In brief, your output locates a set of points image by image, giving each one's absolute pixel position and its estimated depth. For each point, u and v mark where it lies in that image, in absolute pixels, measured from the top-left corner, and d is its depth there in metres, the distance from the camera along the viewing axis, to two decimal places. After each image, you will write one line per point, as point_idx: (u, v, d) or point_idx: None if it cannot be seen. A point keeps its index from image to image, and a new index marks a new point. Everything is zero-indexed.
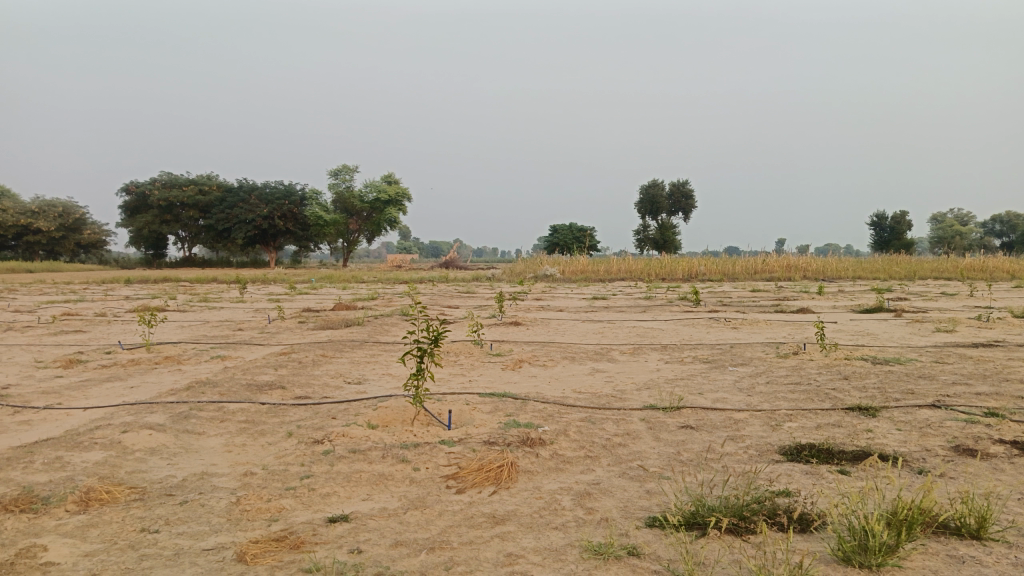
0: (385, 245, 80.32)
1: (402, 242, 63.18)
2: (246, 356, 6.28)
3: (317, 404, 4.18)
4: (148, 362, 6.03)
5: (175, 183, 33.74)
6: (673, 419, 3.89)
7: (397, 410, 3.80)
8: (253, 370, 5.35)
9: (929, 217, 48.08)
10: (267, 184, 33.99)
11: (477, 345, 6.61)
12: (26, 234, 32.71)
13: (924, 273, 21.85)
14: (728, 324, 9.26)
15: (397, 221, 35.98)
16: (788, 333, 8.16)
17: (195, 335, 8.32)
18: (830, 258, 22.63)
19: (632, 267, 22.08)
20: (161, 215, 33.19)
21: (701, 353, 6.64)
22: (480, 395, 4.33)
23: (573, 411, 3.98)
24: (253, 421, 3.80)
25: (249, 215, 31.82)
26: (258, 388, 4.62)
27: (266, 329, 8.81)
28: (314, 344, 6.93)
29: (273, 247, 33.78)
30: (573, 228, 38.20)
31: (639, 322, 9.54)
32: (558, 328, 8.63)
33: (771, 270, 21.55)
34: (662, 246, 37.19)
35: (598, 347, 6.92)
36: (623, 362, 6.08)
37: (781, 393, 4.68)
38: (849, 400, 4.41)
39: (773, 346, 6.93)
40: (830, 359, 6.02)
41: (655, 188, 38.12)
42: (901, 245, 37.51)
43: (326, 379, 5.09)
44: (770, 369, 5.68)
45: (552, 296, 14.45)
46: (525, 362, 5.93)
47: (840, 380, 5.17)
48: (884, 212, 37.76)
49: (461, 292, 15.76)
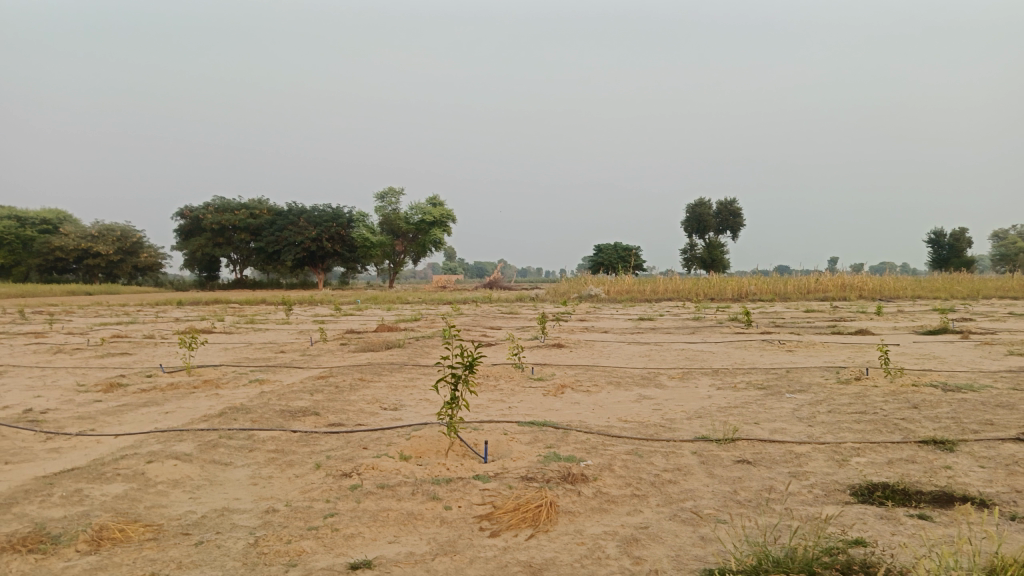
0: (431, 265, 80.87)
1: (448, 263, 63.54)
2: (284, 379, 6.18)
3: (349, 432, 4.02)
4: (186, 386, 5.97)
5: (227, 207, 34.51)
6: (727, 453, 3.60)
7: (431, 440, 3.59)
8: (289, 395, 5.23)
9: (989, 234, 46.22)
10: (315, 207, 34.53)
11: (519, 369, 6.39)
12: (87, 258, 33.78)
13: (988, 292, 20.86)
14: (782, 347, 8.84)
15: (442, 243, 36.12)
16: (847, 356, 7.72)
17: (236, 357, 8.30)
18: (887, 277, 21.80)
19: (679, 286, 21.59)
20: (214, 239, 33.96)
21: (755, 378, 6.29)
22: (519, 423, 4.10)
23: (618, 443, 3.73)
24: (282, 451, 3.64)
25: (297, 237, 32.31)
26: (292, 415, 4.48)
27: (307, 351, 8.75)
28: (352, 367, 6.81)
29: (320, 268, 34.20)
30: (619, 248, 37.76)
31: (687, 345, 9.20)
32: (602, 351, 8.35)
33: (824, 289, 20.85)
34: (710, 265, 36.48)
35: (645, 371, 6.63)
36: (672, 388, 5.78)
37: (845, 423, 4.34)
38: (921, 433, 4.05)
39: (832, 371, 6.53)
40: (895, 385, 5.62)
41: (701, 206, 37.52)
42: (960, 264, 36.08)
43: (362, 405, 4.93)
44: (831, 396, 5.31)
45: (596, 316, 14.14)
46: (567, 387, 5.69)
47: (908, 409, 4.79)
48: (942, 230, 36.43)
49: (504, 313, 15.56)
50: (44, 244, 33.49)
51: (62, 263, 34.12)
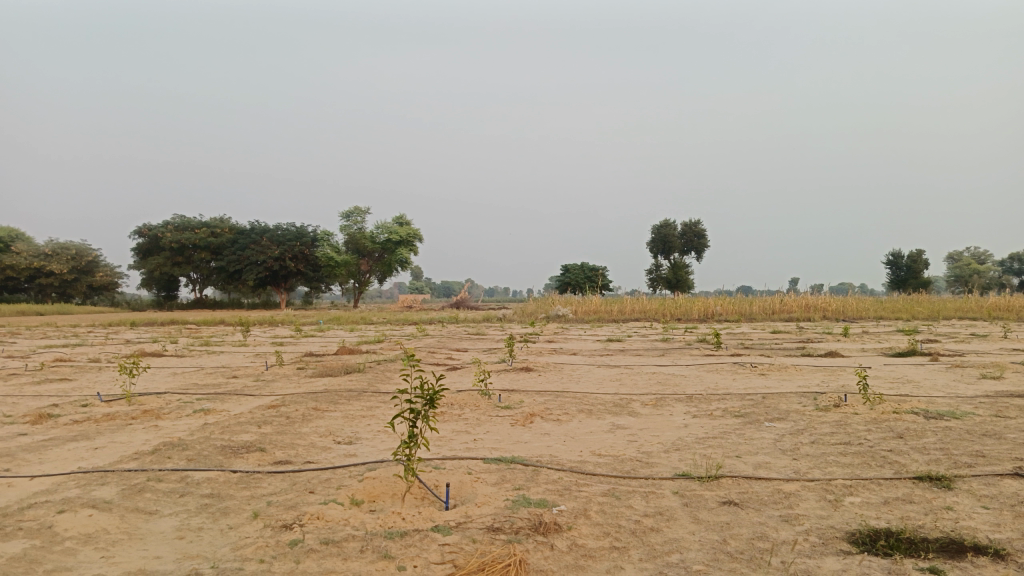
0: (397, 285, 80.04)
1: (415, 282, 63.02)
2: (232, 409, 5.73)
3: (297, 472, 3.63)
4: (123, 417, 5.49)
5: (187, 225, 33.66)
6: (711, 493, 3.29)
7: (387, 484, 3.23)
8: (235, 428, 4.80)
9: (945, 256, 47.23)
10: (279, 225, 33.87)
11: (484, 396, 6.03)
12: (39, 277, 32.60)
13: (948, 313, 21.11)
14: (755, 370, 8.62)
15: (408, 262, 35.65)
16: (822, 381, 7.50)
17: (185, 384, 7.79)
18: (850, 298, 21.97)
19: (646, 307, 21.46)
20: (173, 257, 33.05)
21: (731, 405, 6.02)
22: (485, 460, 3.76)
23: (592, 483, 3.41)
24: (218, 496, 3.24)
25: (260, 256, 31.58)
26: (233, 452, 4.07)
27: (262, 376, 8.28)
28: (307, 395, 6.38)
29: (284, 288, 33.48)
30: (586, 268, 37.70)
31: (659, 368, 8.94)
32: (572, 375, 8.05)
33: (789, 310, 20.92)
34: (675, 285, 36.59)
35: (618, 398, 6.32)
36: (646, 416, 5.48)
37: (832, 456, 4.07)
38: (914, 467, 3.79)
39: (809, 397, 6.29)
40: (876, 413, 5.39)
41: (667, 227, 37.74)
42: (917, 285, 36.73)
43: (314, 439, 4.53)
44: (812, 425, 5.06)
45: (564, 338, 13.86)
46: (536, 416, 5.35)
47: (894, 440, 4.54)
48: (900, 251, 37.10)
49: (471, 334, 15.19)
50: None
51: (13, 282, 32.87)
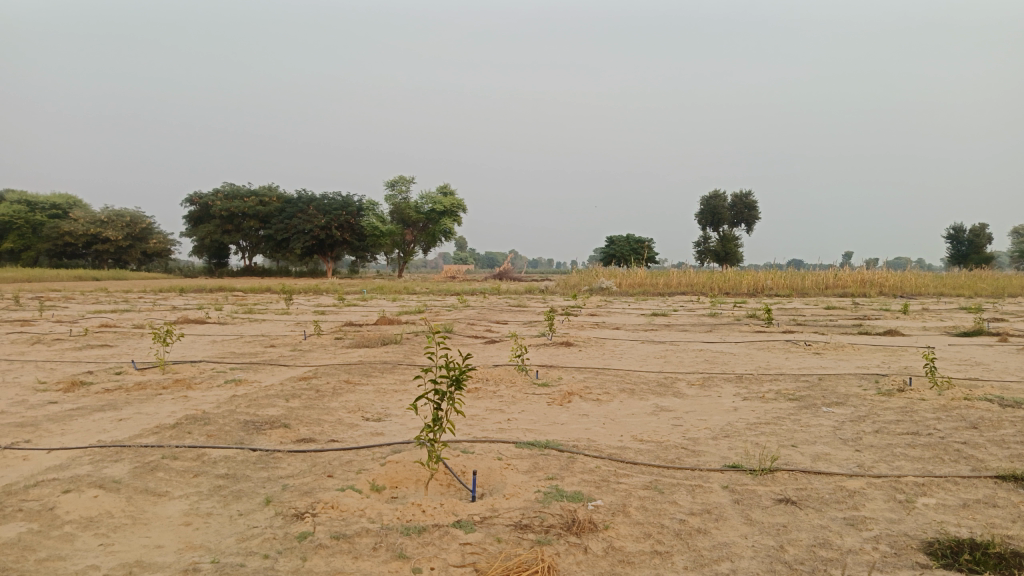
0: (442, 255, 80.22)
1: (459, 253, 63.03)
2: (263, 381, 5.60)
3: (318, 452, 3.43)
4: (154, 386, 5.40)
5: (236, 194, 34.10)
6: (765, 489, 2.98)
7: (410, 469, 3.00)
8: (263, 401, 4.65)
9: (1009, 231, 45.04)
10: (325, 194, 34.03)
11: (522, 372, 5.77)
12: (95, 243, 33.42)
13: (1014, 290, 20.04)
14: (809, 350, 8.17)
15: (452, 232, 35.51)
16: (882, 362, 7.04)
17: (222, 353, 7.73)
18: (908, 273, 21.03)
19: (694, 280, 20.91)
20: (223, 225, 33.51)
21: (784, 387, 5.65)
22: (518, 445, 3.50)
23: (633, 474, 3.13)
24: (233, 478, 3.06)
25: (306, 225, 31.80)
26: (257, 428, 3.89)
27: (298, 346, 8.17)
28: (341, 366, 6.21)
29: (329, 257, 33.71)
30: (631, 240, 37.04)
31: (707, 345, 8.55)
32: (615, 351, 7.74)
33: (843, 285, 20.15)
34: (724, 259, 35.71)
35: (662, 377, 6.00)
36: (692, 397, 5.15)
37: (898, 449, 3.71)
38: (994, 463, 3.41)
39: (869, 380, 5.87)
40: (945, 400, 4.96)
41: (716, 198, 36.77)
42: (979, 260, 35.14)
43: (342, 415, 4.35)
44: (874, 412, 4.67)
45: (608, 311, 13.50)
46: (575, 395, 5.08)
47: (969, 431, 4.14)
48: (962, 225, 35.48)
49: (512, 306, 14.97)
50: (53, 228, 33.14)
51: (72, 248, 33.82)
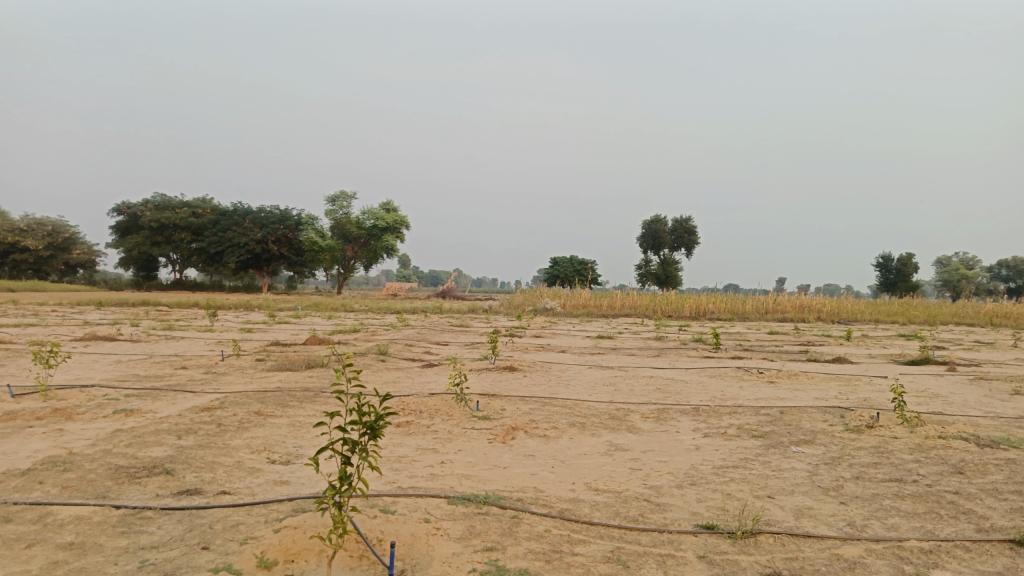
0: (383, 274, 78.57)
1: (402, 270, 62.00)
2: (159, 411, 4.83)
3: (201, 510, 2.75)
4: (24, 417, 4.58)
5: (168, 204, 32.58)
6: (750, 560, 2.45)
7: (308, 541, 2.35)
8: (149, 438, 3.91)
9: (933, 260, 46.60)
10: (263, 207, 32.83)
11: (459, 402, 5.16)
12: (13, 253, 31.30)
13: (944, 318, 20.40)
14: (763, 378, 7.77)
15: (395, 250, 34.65)
16: (839, 394, 6.68)
17: (123, 375, 6.87)
18: (844, 299, 21.25)
19: (637, 303, 20.66)
20: (152, 237, 31.90)
21: (745, 422, 5.19)
22: (451, 498, 2.89)
23: (592, 541, 2.56)
24: (81, 548, 2.37)
25: (242, 239, 30.56)
26: (131, 476, 3.18)
27: (214, 368, 7.36)
28: (255, 393, 5.48)
29: (265, 272, 32.44)
30: (574, 261, 36.85)
31: (657, 372, 8.09)
32: (560, 377, 7.20)
33: (783, 310, 20.16)
34: (664, 282, 35.78)
35: (613, 408, 5.47)
36: (648, 434, 4.64)
37: (887, 501, 3.24)
38: (999, 522, 2.97)
39: (834, 414, 5.45)
40: (920, 439, 4.56)
41: (658, 222, 36.91)
42: (906, 289, 36.08)
43: (243, 456, 3.65)
44: (847, 453, 4.23)
45: (553, 333, 12.98)
46: (518, 430, 4.50)
47: (956, 476, 3.71)
48: (890, 254, 36.44)
49: (454, 326, 14.28)
50: None
51: None
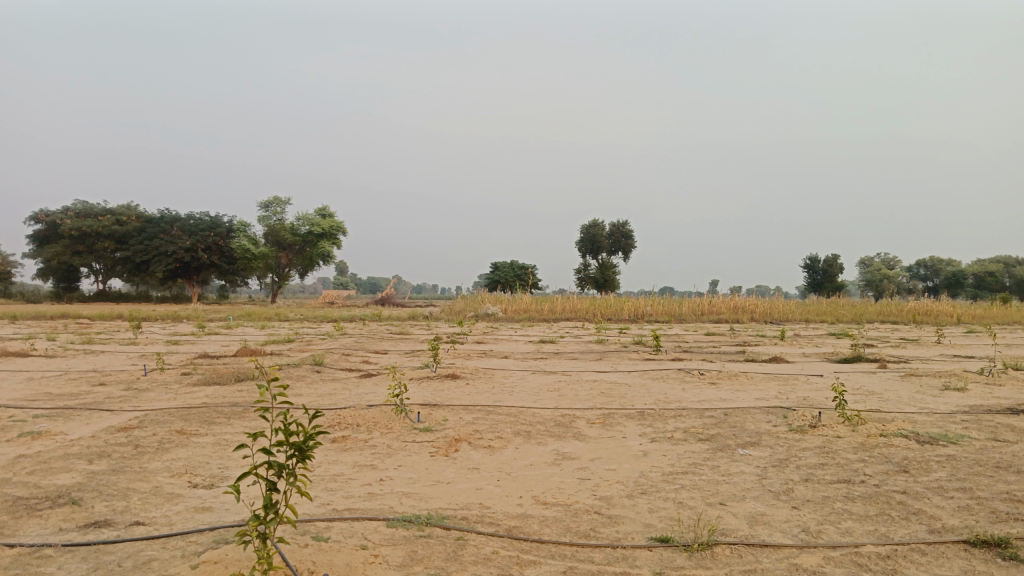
0: (320, 280, 76.97)
1: (340, 277, 60.88)
2: (70, 433, 4.45)
3: (109, 547, 2.47)
4: None
5: (89, 211, 31.07)
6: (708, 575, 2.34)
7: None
8: (55, 464, 3.56)
9: (858, 261, 48.41)
10: (192, 214, 31.69)
11: (398, 414, 4.93)
12: None
13: (871, 316, 21.13)
14: (705, 380, 7.79)
15: (331, 257, 33.92)
16: (779, 393, 6.73)
17: (34, 394, 6.37)
18: (776, 299, 21.78)
19: (577, 306, 20.70)
20: (73, 246, 30.39)
21: (691, 425, 5.12)
22: (390, 521, 2.69)
23: (542, 562, 2.40)
24: None
25: (169, 247, 29.40)
26: (32, 509, 2.86)
27: (135, 384, 6.92)
28: (179, 410, 5.13)
29: (195, 281, 31.28)
30: (514, 266, 36.84)
31: (601, 376, 8.01)
32: (503, 384, 7.04)
33: (718, 311, 20.53)
34: (603, 286, 36.10)
35: (558, 415, 5.33)
36: (595, 441, 4.52)
37: (839, 503, 3.19)
38: (949, 521, 2.95)
39: (777, 414, 5.45)
40: (862, 437, 4.58)
41: (596, 227, 37.22)
42: (833, 289, 37.36)
43: (161, 481, 3.36)
44: (793, 454, 4.20)
45: (494, 339, 12.83)
46: (461, 442, 4.31)
47: (902, 475, 3.71)
48: (817, 256, 37.66)
49: (393, 334, 13.98)
50: None
51: None
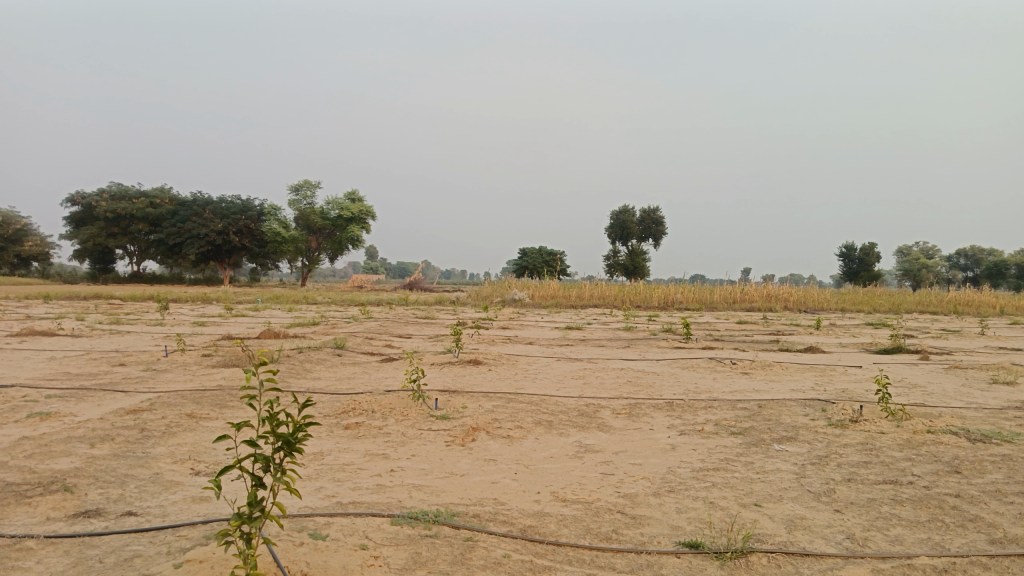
0: (350, 265, 77.42)
1: (370, 262, 61.03)
2: (79, 415, 4.33)
3: (96, 539, 2.31)
4: None
5: (124, 194, 31.46)
6: None
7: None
8: (56, 448, 3.42)
9: (895, 250, 47.16)
10: (224, 198, 31.91)
11: (415, 400, 4.75)
12: None
13: (909, 306, 20.47)
14: (738, 369, 7.48)
15: (360, 241, 33.93)
16: (816, 385, 6.42)
17: (53, 374, 6.31)
18: (810, 288, 21.23)
19: (605, 293, 20.39)
20: (108, 228, 30.81)
21: (722, 417, 4.86)
22: (395, 518, 2.48)
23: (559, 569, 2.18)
24: None
25: (201, 230, 29.63)
26: (23, 496, 2.71)
27: (155, 365, 6.84)
28: (192, 393, 4.99)
29: (227, 264, 31.53)
30: (543, 252, 36.57)
31: (628, 364, 7.76)
32: (527, 371, 6.83)
33: (750, 299, 20.06)
34: (632, 272, 35.65)
35: (583, 404, 5.09)
36: (621, 433, 4.28)
37: (886, 507, 2.92)
38: (1011, 530, 2.66)
39: (814, 408, 5.15)
40: (908, 433, 4.28)
41: (626, 213, 36.71)
42: (869, 278, 36.43)
43: (163, 468, 3.20)
44: (833, 451, 3.92)
45: (520, 324, 12.62)
46: (479, 431, 4.10)
47: (954, 476, 3.42)
48: (852, 244, 36.73)
49: (419, 318, 13.85)
50: None
51: None
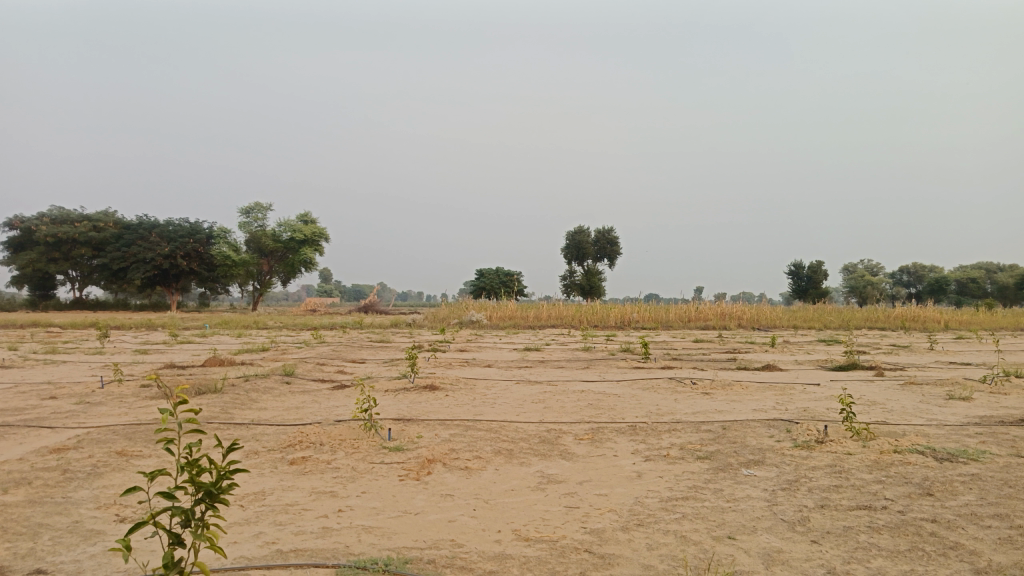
0: (304, 288, 76.09)
1: (324, 285, 60.04)
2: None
3: None
4: None
5: (65, 218, 30.33)
6: None
7: None
8: None
9: (842, 268, 48.37)
10: (171, 221, 30.99)
11: (366, 430, 4.49)
12: None
13: (858, 322, 20.85)
14: (698, 390, 7.37)
15: (313, 264, 33.27)
16: (777, 404, 6.35)
17: None
18: (763, 305, 21.50)
19: (562, 313, 20.30)
20: (48, 253, 29.62)
21: (687, 440, 4.71)
22: (341, 569, 2.24)
23: None
24: None
25: (148, 254, 28.66)
26: None
27: (89, 397, 6.41)
28: (125, 428, 4.63)
29: (174, 289, 30.53)
30: (499, 273, 36.44)
31: (589, 386, 7.59)
32: (485, 395, 6.61)
33: (705, 318, 20.18)
34: (588, 292, 35.72)
35: (544, 430, 4.89)
36: (585, 460, 4.09)
37: (864, 536, 2.79)
38: (994, 558, 2.54)
39: (779, 428, 5.05)
40: (876, 454, 4.19)
41: (581, 234, 36.86)
42: (818, 295, 37.19)
43: (84, 515, 2.89)
44: (803, 475, 3.79)
45: (478, 347, 12.39)
46: (435, 464, 3.87)
47: (927, 499, 3.32)
48: (801, 262, 37.50)
49: (373, 342, 13.49)
50: None
51: None
